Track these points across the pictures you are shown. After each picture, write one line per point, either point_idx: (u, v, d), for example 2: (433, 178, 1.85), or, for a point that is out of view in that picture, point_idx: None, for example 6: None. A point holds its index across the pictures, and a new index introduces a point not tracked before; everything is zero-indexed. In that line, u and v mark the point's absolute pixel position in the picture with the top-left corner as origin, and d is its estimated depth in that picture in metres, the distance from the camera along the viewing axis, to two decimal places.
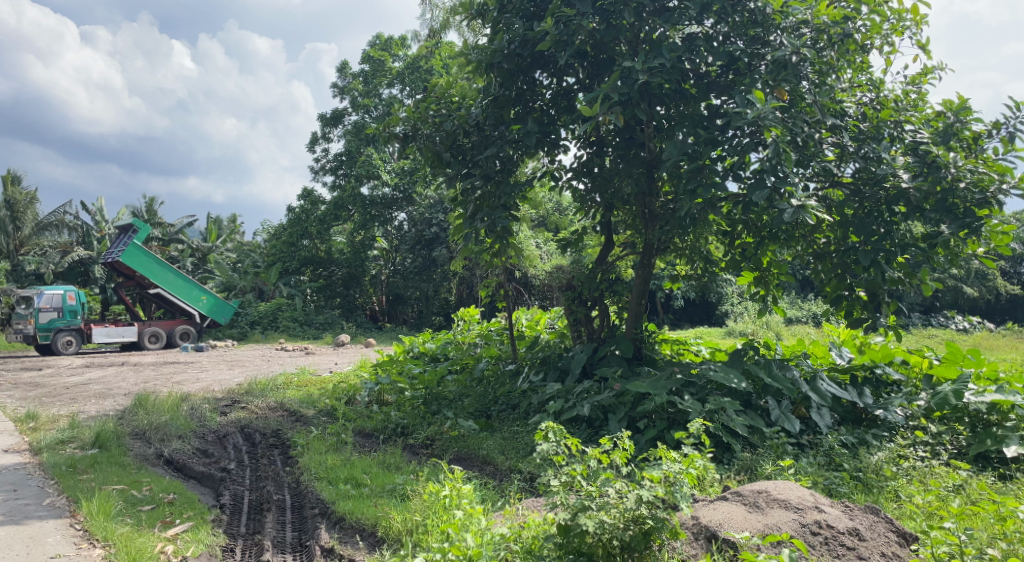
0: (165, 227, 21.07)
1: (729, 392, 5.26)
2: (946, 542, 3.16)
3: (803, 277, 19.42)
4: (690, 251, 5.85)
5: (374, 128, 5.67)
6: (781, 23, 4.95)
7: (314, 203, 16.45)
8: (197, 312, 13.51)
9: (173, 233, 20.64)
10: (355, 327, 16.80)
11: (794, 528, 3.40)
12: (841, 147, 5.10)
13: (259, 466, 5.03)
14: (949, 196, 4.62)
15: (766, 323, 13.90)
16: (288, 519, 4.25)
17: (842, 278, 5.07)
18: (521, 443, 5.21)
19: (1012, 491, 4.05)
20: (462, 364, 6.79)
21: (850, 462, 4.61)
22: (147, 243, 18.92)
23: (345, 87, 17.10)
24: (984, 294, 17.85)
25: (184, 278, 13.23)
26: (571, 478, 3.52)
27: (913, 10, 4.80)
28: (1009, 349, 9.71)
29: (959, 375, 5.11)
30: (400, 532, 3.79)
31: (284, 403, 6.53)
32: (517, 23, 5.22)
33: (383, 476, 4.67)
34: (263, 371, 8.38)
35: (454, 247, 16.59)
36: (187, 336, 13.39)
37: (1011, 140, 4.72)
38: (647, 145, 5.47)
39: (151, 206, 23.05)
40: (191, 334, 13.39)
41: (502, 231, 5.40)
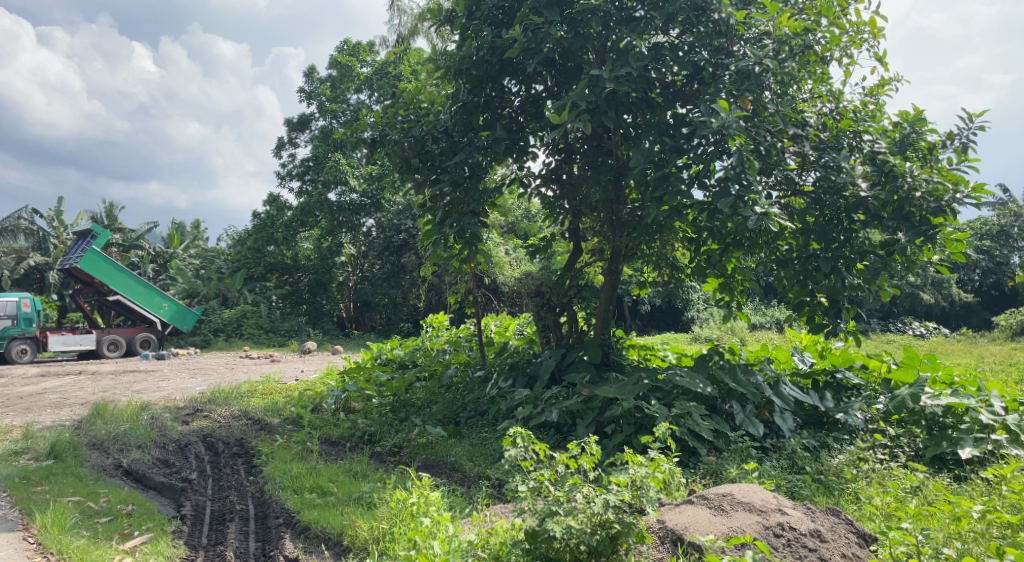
0: (126, 233, 20.63)
1: (694, 396, 5.32)
2: (904, 542, 3.25)
3: (767, 285, 19.75)
4: (657, 257, 5.89)
5: (341, 133, 5.61)
6: (745, 34, 5.10)
7: (280, 209, 16.46)
8: (159, 320, 13.15)
9: (135, 238, 20.20)
10: (323, 334, 16.63)
11: (757, 531, 3.46)
12: (803, 156, 5.17)
13: (222, 476, 4.95)
14: (906, 204, 4.73)
15: (730, 329, 14.08)
16: (251, 529, 4.20)
17: (804, 284, 5.16)
18: (489, 450, 5.20)
19: (967, 492, 4.17)
20: (431, 370, 6.73)
21: (812, 464, 4.71)
22: (108, 249, 18.52)
23: (312, 92, 16.92)
24: (938, 301, 18.31)
25: (144, 285, 12.83)
26: (539, 484, 3.57)
27: (870, 23, 4.90)
28: (963, 354, 9.96)
29: (916, 380, 5.24)
30: (366, 541, 3.76)
31: (249, 411, 6.41)
32: (486, 31, 5.26)
33: (349, 484, 4.63)
34: (227, 379, 8.23)
35: (424, 254, 16.53)
36: (148, 344, 13.00)
37: (964, 151, 4.85)
38: (615, 153, 5.54)
39: (110, 210, 22.59)
40: (151, 342, 13.00)
41: (471, 237, 5.39)
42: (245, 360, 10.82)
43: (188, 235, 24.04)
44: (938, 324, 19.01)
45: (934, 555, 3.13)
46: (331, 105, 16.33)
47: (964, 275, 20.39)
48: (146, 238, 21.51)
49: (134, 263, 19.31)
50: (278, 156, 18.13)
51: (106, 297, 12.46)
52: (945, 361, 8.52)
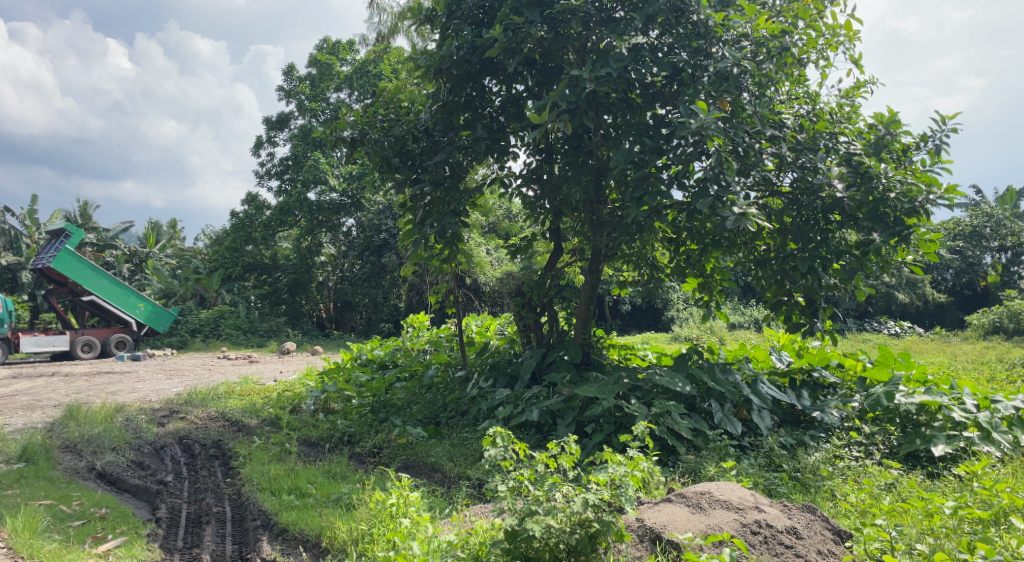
0: (101, 232, 20.32)
1: (673, 396, 5.36)
2: (878, 538, 3.31)
3: (746, 285, 19.93)
4: (637, 257, 5.92)
5: (320, 132, 5.57)
6: (723, 36, 5.08)
7: (259, 208, 16.32)
8: (134, 320, 12.93)
9: (110, 238, 19.89)
10: (302, 335, 16.48)
11: (734, 528, 3.49)
12: (780, 157, 5.18)
13: (199, 478, 4.90)
14: (881, 205, 4.79)
15: (709, 328, 14.18)
16: (228, 531, 4.16)
17: (782, 283, 5.20)
18: (470, 450, 5.20)
19: (939, 488, 4.24)
20: (412, 371, 6.71)
21: (789, 462, 4.75)
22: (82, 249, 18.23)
23: (291, 90, 16.77)
24: (913, 301, 18.59)
25: (119, 285, 12.63)
26: (518, 483, 3.57)
27: (846, 26, 4.96)
28: (934, 353, 10.11)
29: (890, 378, 5.32)
30: (345, 542, 3.74)
31: (226, 413, 6.35)
32: (466, 31, 5.25)
33: (328, 486, 4.61)
34: (204, 380, 8.14)
35: (405, 254, 16.44)
36: (122, 344, 12.75)
37: (938, 153, 4.92)
38: (595, 153, 5.56)
39: (84, 210, 22.25)
40: (127, 343, 12.76)
41: (452, 237, 5.38)
42: (222, 361, 10.72)
43: (165, 234, 23.70)
44: (913, 323, 19.30)
45: (907, 551, 3.21)
46: (310, 104, 16.20)
47: (938, 276, 20.73)
48: (122, 237, 21.19)
49: (109, 263, 19.01)
50: (257, 155, 17.94)
51: (80, 297, 12.26)
52: (919, 359, 8.65)
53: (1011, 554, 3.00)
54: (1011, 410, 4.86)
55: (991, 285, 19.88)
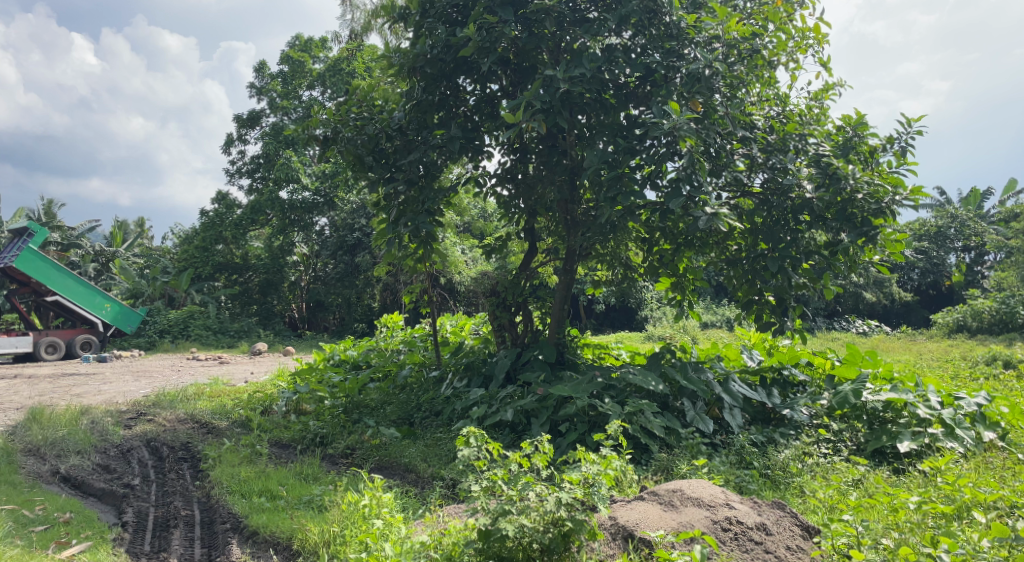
0: (66, 231, 19.92)
1: (647, 394, 5.40)
2: (845, 534, 3.36)
3: (718, 284, 20.10)
4: (611, 256, 5.96)
5: (292, 130, 5.50)
6: (695, 38, 5.12)
7: (229, 208, 16.14)
8: (100, 321, 12.64)
9: (74, 237, 19.46)
10: (273, 335, 16.24)
11: (706, 525, 3.53)
12: (751, 158, 5.28)
13: (167, 481, 4.83)
14: (848, 206, 4.88)
15: (683, 327, 14.27)
16: (196, 534, 4.11)
17: (752, 283, 5.28)
18: (444, 450, 5.19)
19: (905, 484, 4.33)
20: (385, 371, 6.69)
21: (760, 459, 4.81)
22: (45, 248, 17.84)
23: (263, 88, 16.55)
24: (881, 299, 18.91)
25: (84, 285, 12.37)
26: (492, 483, 3.57)
27: (815, 29, 5.02)
28: (902, 350, 10.28)
29: (858, 375, 5.42)
30: (316, 544, 3.70)
31: (195, 414, 6.26)
32: (440, 29, 5.23)
33: (300, 488, 4.57)
34: (173, 382, 8.00)
35: (378, 253, 16.28)
36: (88, 346, 12.42)
37: (903, 154, 5.01)
38: (569, 153, 5.56)
39: (50, 208, 21.82)
40: (92, 345, 12.43)
41: (426, 236, 5.35)
42: (192, 362, 10.54)
43: (132, 232, 23.26)
44: (880, 322, 19.67)
45: (873, 545, 3.23)
46: (282, 101, 15.98)
47: (904, 275, 21.13)
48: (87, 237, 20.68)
49: (76, 263, 18.62)
50: (228, 153, 17.69)
51: (44, 297, 11.98)
52: (886, 358, 8.80)
53: (973, 547, 3.03)
54: (973, 407, 4.98)
55: (957, 285, 20.30)
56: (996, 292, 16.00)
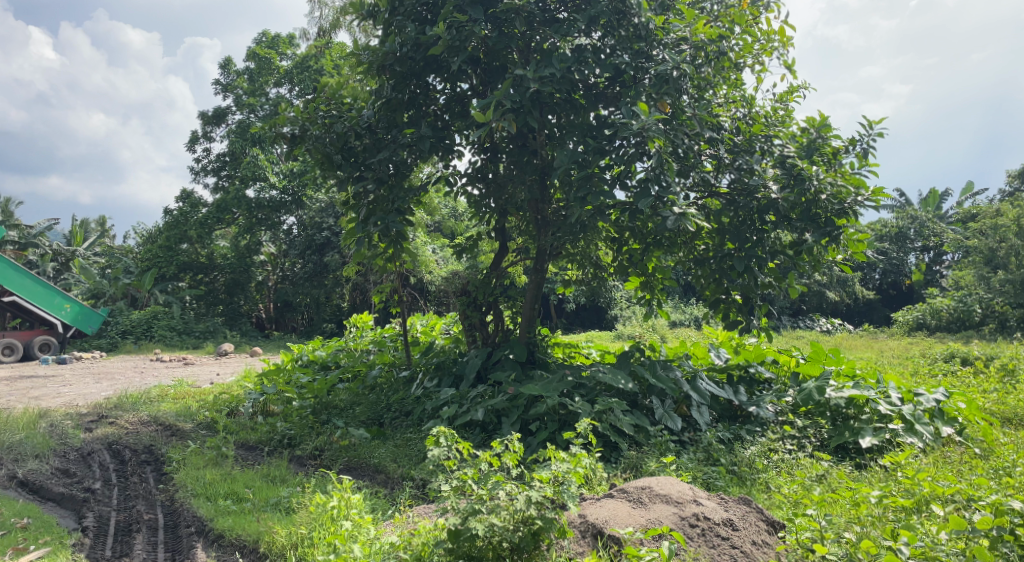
0: (24, 230, 19.43)
1: (616, 392, 5.44)
2: (809, 527, 3.40)
3: (687, 283, 20.26)
4: (581, 256, 6.00)
5: (259, 128, 5.42)
6: (663, 39, 5.18)
7: (194, 206, 15.89)
8: (60, 321, 12.33)
9: (32, 236, 18.97)
10: (240, 336, 15.95)
11: (673, 522, 3.57)
12: (718, 159, 5.37)
13: (129, 485, 4.74)
14: (813, 206, 4.97)
15: (651, 326, 14.37)
16: (160, 539, 4.04)
17: (720, 282, 5.35)
18: (414, 450, 5.17)
19: (867, 478, 4.42)
20: (354, 372, 6.67)
21: (727, 456, 4.87)
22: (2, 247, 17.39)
23: (229, 84, 16.25)
24: (844, 298, 19.27)
25: (44, 285, 12.00)
26: (462, 483, 3.55)
27: (780, 32, 5.10)
28: (861, 348, 10.47)
29: (822, 373, 5.53)
30: (284, 547, 3.66)
31: (159, 417, 6.13)
32: (409, 27, 5.21)
33: (267, 490, 4.51)
34: (136, 384, 7.85)
35: (348, 252, 16.12)
36: (48, 348, 12.15)
37: (865, 156, 5.10)
38: (540, 153, 5.57)
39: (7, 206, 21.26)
40: (53, 346, 12.14)
41: (396, 236, 5.32)
42: (156, 364, 10.34)
43: (94, 231, 22.78)
44: (843, 321, 20.08)
45: (836, 539, 3.28)
46: (248, 99, 15.74)
47: (866, 274, 21.55)
48: (45, 235, 20.03)
49: (34, 263, 18.16)
50: (192, 151, 17.27)
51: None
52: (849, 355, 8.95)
53: (932, 539, 3.05)
54: (932, 403, 5.11)
55: (917, 284, 20.78)
56: (951, 291, 16.45)
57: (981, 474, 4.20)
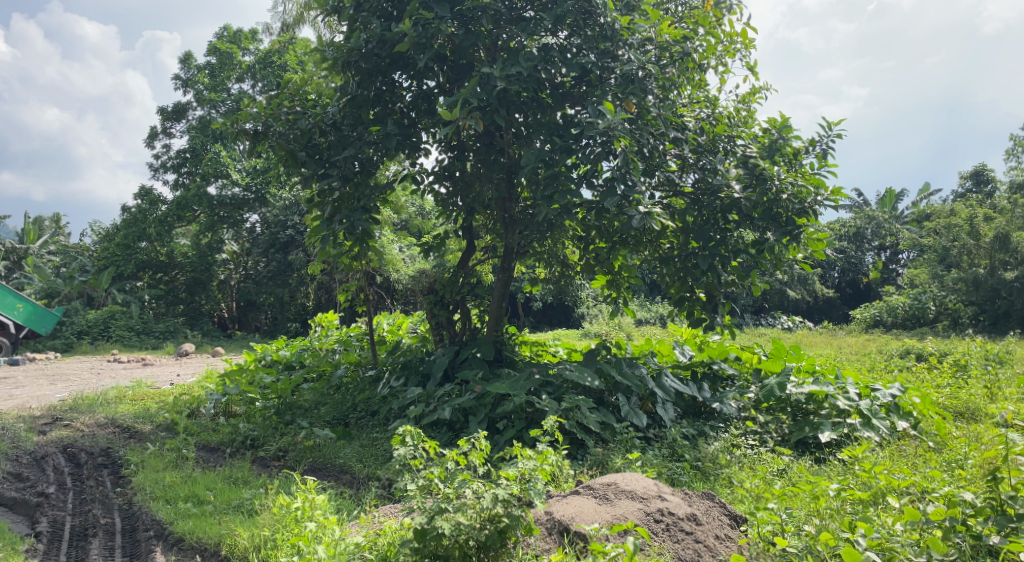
0: None
1: (583, 390, 5.48)
2: (770, 521, 3.47)
3: (652, 281, 20.40)
4: (548, 255, 6.03)
5: (221, 124, 5.31)
6: (629, 39, 5.18)
7: (153, 203, 15.36)
8: (12, 321, 11.90)
9: None
10: (201, 336, 15.64)
11: (638, 517, 3.61)
12: (683, 159, 5.43)
13: (85, 488, 4.63)
14: (774, 205, 5.07)
15: (616, 325, 14.50)
16: (116, 544, 3.95)
17: (685, 280, 5.42)
18: (380, 450, 5.14)
19: (825, 472, 4.53)
20: (320, 371, 6.62)
21: (691, 452, 4.93)
22: None
23: (189, 79, 15.87)
24: (804, 296, 19.66)
25: None
26: (428, 482, 3.51)
27: (742, 34, 5.17)
28: (819, 346, 10.71)
29: (783, 369, 5.64)
30: (246, 549, 3.61)
31: (116, 419, 5.99)
32: (374, 24, 5.17)
33: (228, 492, 4.44)
34: (93, 385, 7.66)
35: (312, 250, 15.93)
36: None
37: (824, 157, 5.21)
38: (507, 151, 5.58)
39: None
40: (3, 345, 11.61)
41: (362, 234, 5.26)
42: (114, 365, 10.09)
43: (47, 229, 22.17)
44: (804, 318, 20.50)
45: (796, 532, 3.33)
46: (210, 94, 15.45)
47: (825, 273, 22.03)
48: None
49: None
50: (151, 147, 16.85)
51: None
52: (809, 352, 9.14)
53: (887, 531, 3.10)
54: (888, 398, 5.24)
55: (873, 282, 21.31)
56: (906, 289, 16.94)
57: (935, 466, 4.32)
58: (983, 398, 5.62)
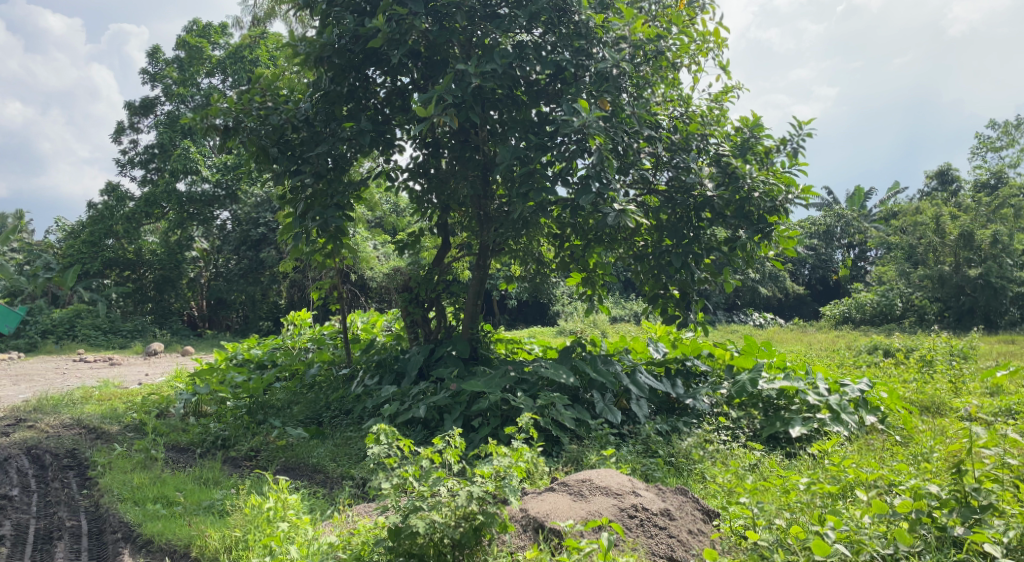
0: None
1: (558, 387, 5.50)
2: (741, 516, 3.51)
3: (626, 279, 20.47)
4: (523, 252, 6.04)
5: (190, 119, 5.21)
6: (602, 37, 5.22)
7: (119, 200, 15.31)
8: None
9: None
10: (171, 335, 15.38)
11: (613, 513, 3.63)
12: (657, 157, 5.46)
13: (50, 491, 4.53)
14: (746, 204, 5.14)
15: (592, 322, 14.57)
16: (83, 546, 3.87)
17: (658, 278, 5.45)
18: (354, 449, 5.11)
19: (796, 466, 4.60)
20: (292, 370, 6.55)
21: (665, 448, 4.98)
22: None
23: (157, 73, 15.60)
24: (775, 293, 19.92)
25: None
26: (402, 480, 3.45)
27: (715, 33, 5.21)
28: (790, 342, 10.87)
29: (754, 365, 5.72)
30: (216, 551, 3.56)
31: (82, 420, 5.88)
32: (347, 19, 5.12)
33: (199, 493, 4.38)
34: (57, 385, 7.49)
35: (284, 248, 15.76)
36: None
37: (795, 155, 5.28)
38: (482, 148, 5.57)
39: None
40: None
41: (336, 231, 5.20)
42: (79, 365, 9.88)
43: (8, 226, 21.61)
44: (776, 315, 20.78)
45: (766, 525, 3.35)
46: (178, 88, 15.20)
47: (796, 270, 22.34)
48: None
49: None
50: (118, 142, 16.48)
51: None
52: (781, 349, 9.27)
53: (855, 524, 3.12)
54: (857, 393, 5.34)
55: (843, 279, 21.68)
56: (875, 285, 17.31)
57: (902, 460, 4.41)
58: (948, 393, 5.75)
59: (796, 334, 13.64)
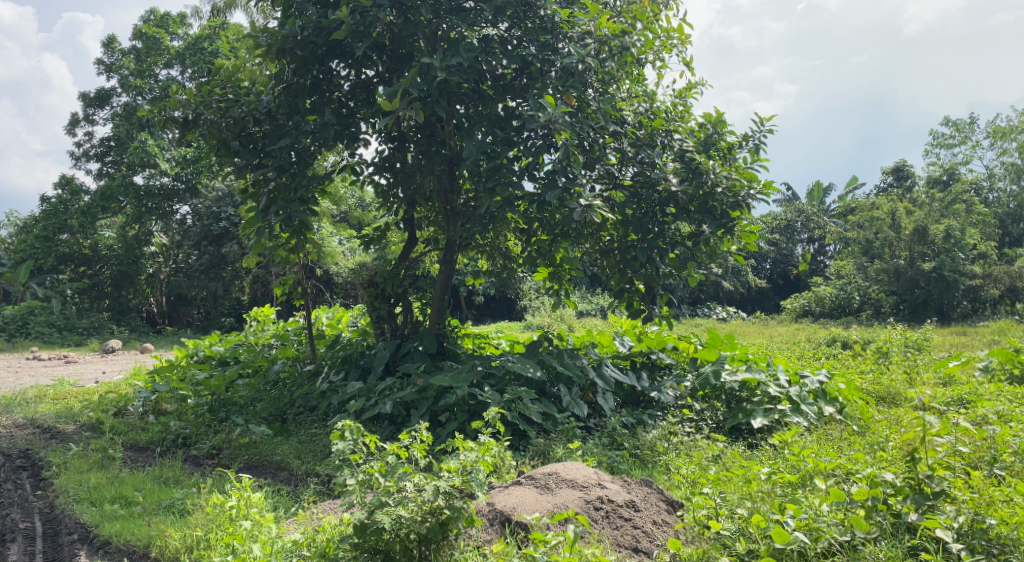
0: None
1: (525, 382, 5.52)
2: (705, 506, 3.52)
3: (594, 274, 20.56)
4: (490, 247, 6.05)
5: (146, 111, 5.09)
6: (568, 32, 5.25)
7: (74, 193, 14.99)
8: None
9: None
10: (129, 332, 15.05)
11: (579, 505, 3.66)
12: (622, 152, 5.50)
13: (2, 493, 4.40)
14: (709, 199, 5.25)
15: (560, 316, 14.63)
16: (37, 548, 3.77)
17: (624, 272, 5.46)
18: (318, 446, 5.06)
19: (757, 457, 4.69)
20: (255, 367, 6.46)
21: (630, 440, 5.04)
22: None
23: (113, 64, 15.19)
24: (738, 288, 20.25)
25: None
26: (368, 476, 3.38)
27: (678, 30, 5.26)
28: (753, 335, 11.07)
29: (717, 357, 5.81)
30: (177, 550, 3.51)
31: (36, 419, 5.73)
32: (310, 10, 5.05)
33: (158, 492, 4.30)
34: (9, 384, 7.27)
35: (246, 243, 15.56)
36: None
37: (756, 151, 5.35)
38: (448, 143, 5.55)
39: None
40: None
41: (300, 226, 5.10)
42: (33, 363, 9.61)
43: None
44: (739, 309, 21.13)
45: (729, 515, 3.38)
46: (134, 80, 14.84)
47: (759, 264, 22.72)
48: None
49: None
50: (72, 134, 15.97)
51: None
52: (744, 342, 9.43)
53: (814, 511, 3.17)
54: (816, 384, 5.47)
55: (803, 273, 22.14)
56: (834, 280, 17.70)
57: (859, 449, 4.53)
58: (902, 383, 5.92)
59: (756, 327, 13.89)
